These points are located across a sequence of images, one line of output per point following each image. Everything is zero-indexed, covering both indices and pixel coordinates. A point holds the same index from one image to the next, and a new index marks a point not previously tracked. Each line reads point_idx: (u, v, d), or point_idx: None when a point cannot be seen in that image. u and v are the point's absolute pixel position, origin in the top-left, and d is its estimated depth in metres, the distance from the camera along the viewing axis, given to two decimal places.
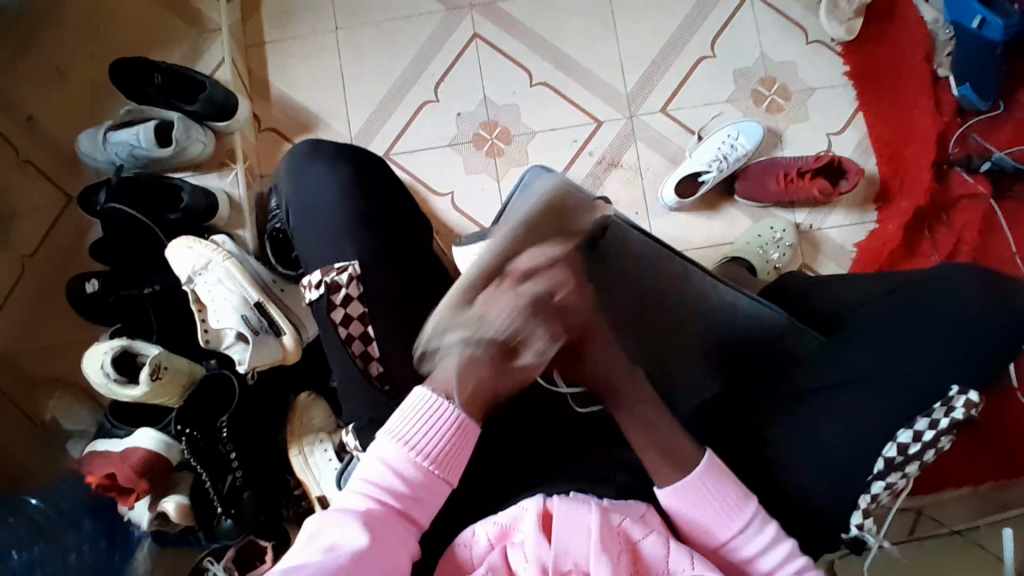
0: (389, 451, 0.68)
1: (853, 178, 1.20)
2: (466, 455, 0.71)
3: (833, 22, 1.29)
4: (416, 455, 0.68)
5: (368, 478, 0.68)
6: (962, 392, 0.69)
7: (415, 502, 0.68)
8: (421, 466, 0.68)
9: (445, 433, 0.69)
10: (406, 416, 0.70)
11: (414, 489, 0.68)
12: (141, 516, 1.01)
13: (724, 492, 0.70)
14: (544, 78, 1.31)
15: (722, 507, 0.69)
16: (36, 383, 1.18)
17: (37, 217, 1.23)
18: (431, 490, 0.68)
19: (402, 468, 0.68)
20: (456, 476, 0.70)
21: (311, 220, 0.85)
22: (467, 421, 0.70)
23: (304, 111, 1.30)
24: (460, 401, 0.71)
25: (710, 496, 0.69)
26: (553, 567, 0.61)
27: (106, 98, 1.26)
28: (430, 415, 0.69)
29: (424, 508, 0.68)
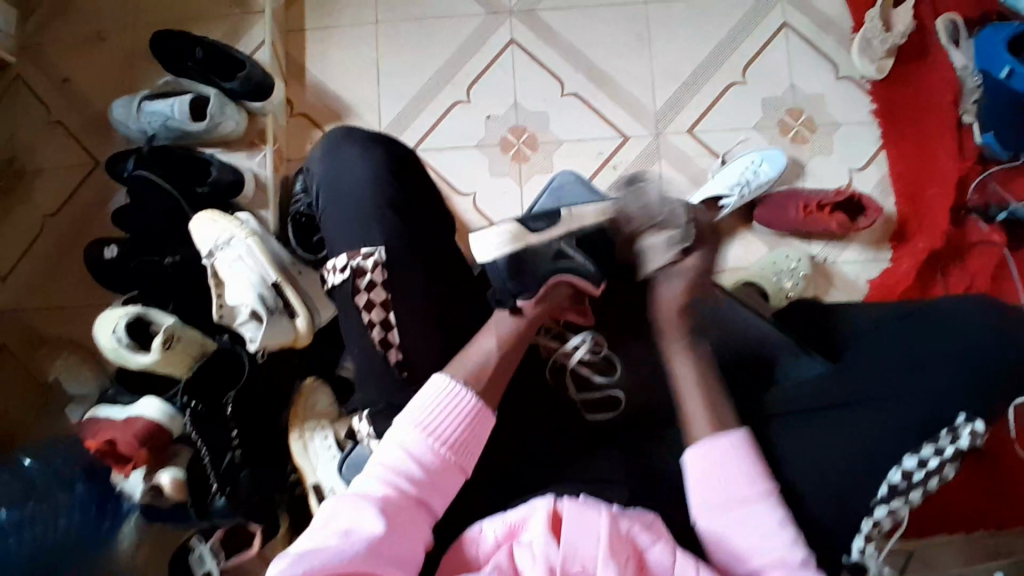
0: (409, 437, 0.71)
1: (874, 216, 1.22)
2: (479, 445, 0.74)
3: (864, 60, 1.31)
4: (434, 442, 0.71)
5: (387, 463, 0.70)
6: (969, 421, 0.70)
7: (431, 489, 0.70)
8: (438, 453, 0.71)
9: (461, 421, 0.73)
10: (425, 403, 0.73)
11: (430, 476, 0.70)
12: (134, 488, 0.99)
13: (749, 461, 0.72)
14: (576, 89, 1.33)
15: (746, 471, 0.71)
16: (44, 343, 1.18)
17: (62, 179, 1.24)
18: (446, 478, 0.71)
19: (420, 453, 0.70)
20: (470, 465, 0.73)
21: (343, 199, 0.86)
22: (483, 410, 0.74)
23: (336, 99, 1.31)
24: (477, 392, 0.74)
25: (741, 460, 0.72)
26: (561, 568, 0.62)
27: (141, 66, 1.27)
28: (449, 403, 0.73)
29: (440, 495, 0.70)
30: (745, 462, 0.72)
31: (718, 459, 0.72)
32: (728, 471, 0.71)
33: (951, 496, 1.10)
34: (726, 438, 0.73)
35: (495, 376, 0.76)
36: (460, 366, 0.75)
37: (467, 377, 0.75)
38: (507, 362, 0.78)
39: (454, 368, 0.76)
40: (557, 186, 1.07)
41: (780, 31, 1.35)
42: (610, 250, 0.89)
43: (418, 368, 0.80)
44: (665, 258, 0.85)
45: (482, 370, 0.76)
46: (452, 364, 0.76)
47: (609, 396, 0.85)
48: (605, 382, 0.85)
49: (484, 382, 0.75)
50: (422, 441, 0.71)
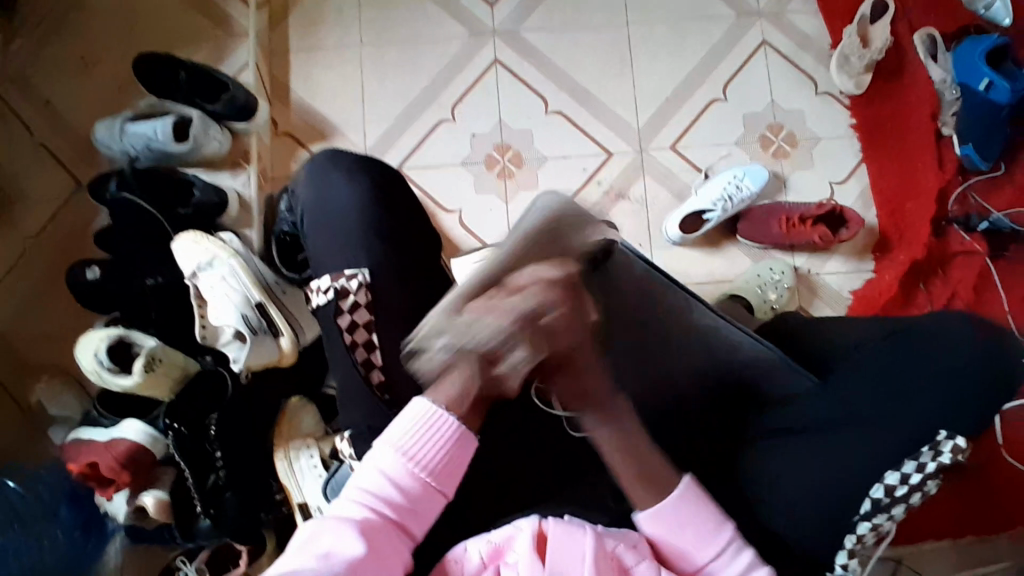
0: (388, 461, 0.70)
1: (854, 227, 1.23)
2: (461, 467, 0.73)
3: (842, 75, 1.33)
4: (413, 466, 0.70)
5: (365, 487, 0.69)
6: (951, 437, 0.68)
7: (410, 513, 0.69)
8: (419, 477, 0.70)
9: (442, 446, 0.71)
10: (404, 426, 0.71)
11: (410, 501, 0.69)
12: (118, 509, 0.98)
13: (704, 509, 0.71)
14: (560, 107, 1.34)
15: (699, 524, 0.70)
16: (26, 367, 1.17)
17: (44, 202, 1.23)
18: (426, 502, 0.70)
19: (399, 477, 0.69)
20: (450, 488, 0.72)
21: (326, 220, 0.86)
22: (466, 432, 0.72)
23: (322, 119, 1.32)
24: (459, 413, 0.73)
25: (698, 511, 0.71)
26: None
27: (127, 89, 1.27)
28: (428, 424, 0.71)
29: (419, 519, 0.70)
30: (700, 511, 0.71)
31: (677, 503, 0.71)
32: (688, 526, 0.71)
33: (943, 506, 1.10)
34: (671, 501, 0.71)
35: (481, 398, 0.74)
36: (441, 390, 0.73)
37: (447, 401, 0.73)
38: (490, 379, 0.78)
39: (435, 391, 0.74)
40: None
41: (760, 48, 1.38)
42: (534, 272, 0.74)
43: (401, 389, 0.80)
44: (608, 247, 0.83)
45: (465, 394, 0.73)
46: (434, 386, 0.74)
47: None
48: None
49: (468, 399, 0.75)
50: (400, 465, 0.70)
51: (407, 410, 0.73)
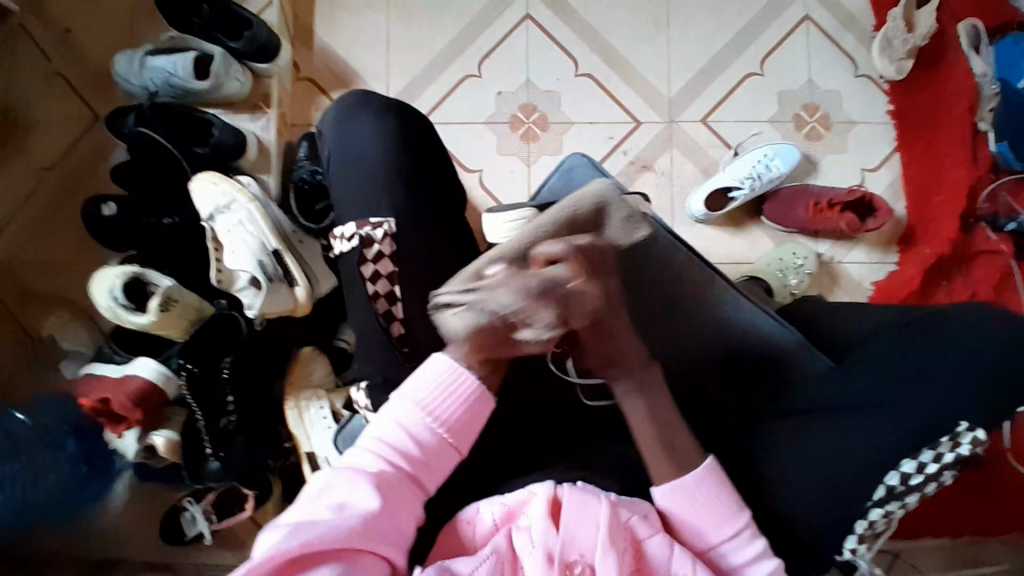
0: (405, 414, 0.70)
1: (882, 217, 1.20)
2: (479, 425, 0.73)
3: (884, 60, 1.28)
4: (431, 421, 0.70)
5: (381, 438, 0.69)
6: (971, 429, 0.68)
7: (424, 467, 0.69)
8: (435, 433, 0.70)
9: (460, 401, 0.71)
10: (425, 380, 0.71)
11: (426, 455, 0.70)
12: (128, 447, 0.99)
13: (719, 493, 0.69)
14: (590, 70, 1.30)
15: (716, 509, 0.69)
16: (38, 300, 1.16)
17: (59, 133, 1.21)
18: (440, 456, 0.70)
19: (416, 431, 0.70)
20: (466, 444, 0.72)
21: (351, 169, 0.84)
22: (483, 394, 0.72)
23: (345, 67, 1.28)
24: (478, 371, 0.73)
25: (713, 499, 0.69)
26: (559, 555, 0.63)
27: (146, 20, 1.23)
28: (445, 379, 0.71)
29: (431, 473, 0.70)
30: (715, 496, 0.69)
31: (687, 496, 0.69)
32: (698, 510, 0.69)
33: (946, 507, 1.10)
34: (693, 475, 0.69)
35: (499, 360, 0.76)
36: (461, 346, 0.74)
37: (469, 358, 0.73)
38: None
39: (454, 347, 0.73)
40: (569, 167, 1.02)
41: (801, 23, 1.32)
42: (556, 244, 0.68)
43: (418, 345, 0.80)
44: (626, 236, 0.73)
45: (487, 353, 0.74)
46: (455, 341, 0.73)
47: (610, 383, 0.82)
48: None
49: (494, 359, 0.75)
50: (418, 420, 0.70)
51: (423, 364, 0.74)
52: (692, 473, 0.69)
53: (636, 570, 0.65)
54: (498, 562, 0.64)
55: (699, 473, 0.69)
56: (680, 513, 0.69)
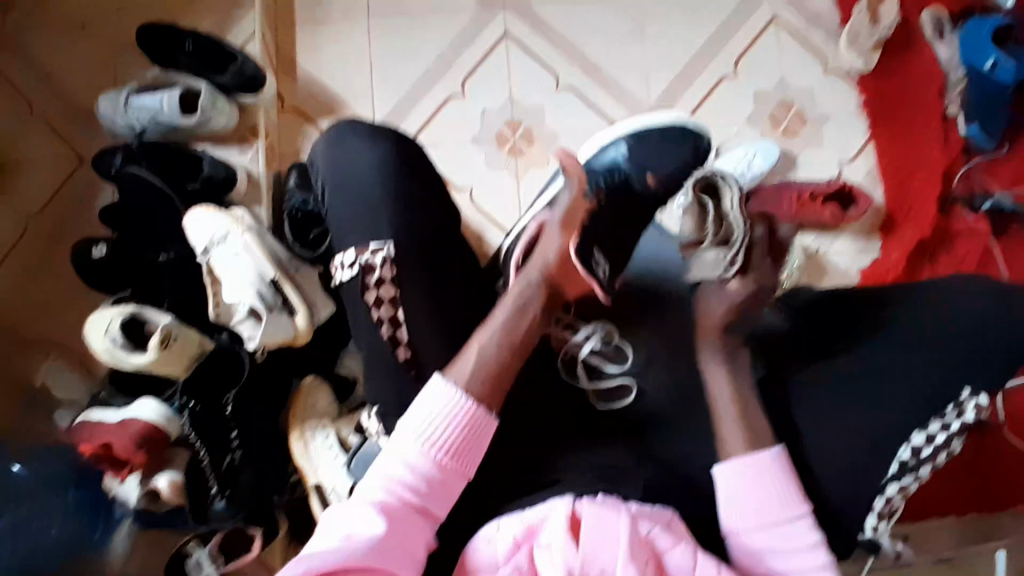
0: (409, 448, 0.70)
1: (862, 206, 1.26)
2: (481, 447, 0.72)
3: (852, 53, 1.33)
4: (434, 452, 0.70)
5: (388, 473, 0.69)
6: (974, 395, 0.74)
7: (431, 497, 0.69)
8: (441, 463, 0.70)
9: (457, 428, 0.71)
10: (425, 411, 0.71)
11: (433, 486, 0.70)
12: (129, 493, 0.96)
13: (787, 481, 0.73)
14: (570, 83, 1.33)
15: (782, 492, 0.72)
16: (28, 349, 1.13)
17: (44, 177, 1.19)
18: (447, 484, 0.70)
19: (417, 462, 0.69)
20: (470, 466, 0.72)
21: (346, 195, 0.83)
22: (482, 413, 0.72)
23: (329, 93, 1.29)
24: (473, 400, 0.72)
25: (780, 480, 0.72)
26: (580, 573, 0.62)
27: (127, 60, 1.23)
28: (444, 410, 0.71)
29: (440, 504, 0.70)
30: (783, 482, 0.72)
31: (758, 472, 0.72)
32: (768, 493, 0.72)
33: (954, 484, 1.13)
34: (771, 451, 0.74)
35: (503, 383, 0.74)
36: (459, 371, 0.73)
37: (466, 389, 0.72)
38: (517, 340, 0.77)
39: (454, 369, 0.74)
40: (561, 174, 1.06)
41: (770, 25, 1.37)
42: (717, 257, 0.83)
43: (424, 365, 0.79)
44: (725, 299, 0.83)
45: (484, 381, 0.73)
46: (454, 365, 0.73)
47: (620, 385, 0.85)
48: (618, 369, 0.85)
49: (507, 366, 0.75)
50: (421, 453, 0.70)
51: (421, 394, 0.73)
52: (768, 450, 0.74)
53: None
54: None
55: (774, 454, 0.74)
56: (730, 502, 0.73)
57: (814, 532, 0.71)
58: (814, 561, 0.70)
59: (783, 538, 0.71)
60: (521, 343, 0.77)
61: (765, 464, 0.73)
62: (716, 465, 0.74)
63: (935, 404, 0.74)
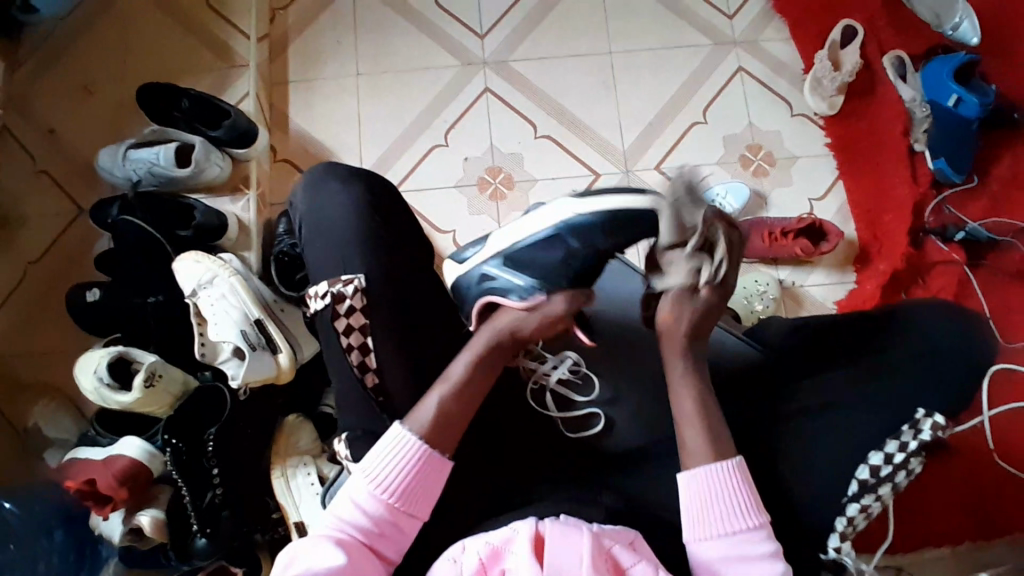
0: (358, 490, 0.72)
1: (833, 240, 1.29)
2: (433, 491, 0.74)
3: (816, 98, 1.40)
4: (381, 493, 0.72)
5: (339, 515, 0.72)
6: (929, 415, 0.77)
7: (383, 538, 0.71)
8: (391, 505, 0.72)
9: (409, 472, 0.73)
10: (376, 456, 0.73)
11: (385, 528, 0.72)
12: (113, 529, 0.97)
13: (740, 491, 0.73)
14: (548, 131, 1.40)
15: (736, 503, 0.73)
16: (23, 390, 1.17)
17: (46, 226, 1.26)
18: (399, 526, 0.72)
19: (368, 505, 0.72)
20: (423, 511, 0.73)
21: (322, 232, 0.88)
22: (434, 457, 0.74)
23: (321, 147, 1.37)
24: (428, 437, 0.74)
25: (735, 487, 0.73)
26: None
27: (129, 119, 1.31)
28: (396, 454, 0.73)
29: (389, 545, 0.72)
30: (737, 492, 0.73)
31: (714, 482, 0.73)
32: (720, 503, 0.73)
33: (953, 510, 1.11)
34: (730, 462, 0.74)
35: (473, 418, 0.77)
36: (417, 418, 0.75)
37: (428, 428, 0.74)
38: (477, 380, 0.78)
39: (413, 418, 0.76)
40: None
41: (736, 75, 1.45)
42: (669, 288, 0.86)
43: (396, 395, 0.81)
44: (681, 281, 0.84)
45: (440, 418, 0.75)
46: (414, 413, 0.75)
47: (588, 415, 0.87)
48: (585, 400, 0.88)
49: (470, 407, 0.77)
50: (369, 495, 0.72)
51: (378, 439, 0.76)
52: (728, 461, 0.75)
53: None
54: None
55: (733, 464, 0.75)
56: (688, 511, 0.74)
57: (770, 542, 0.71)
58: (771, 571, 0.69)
59: (739, 548, 0.71)
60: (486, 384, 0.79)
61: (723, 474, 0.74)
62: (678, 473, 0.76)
63: None
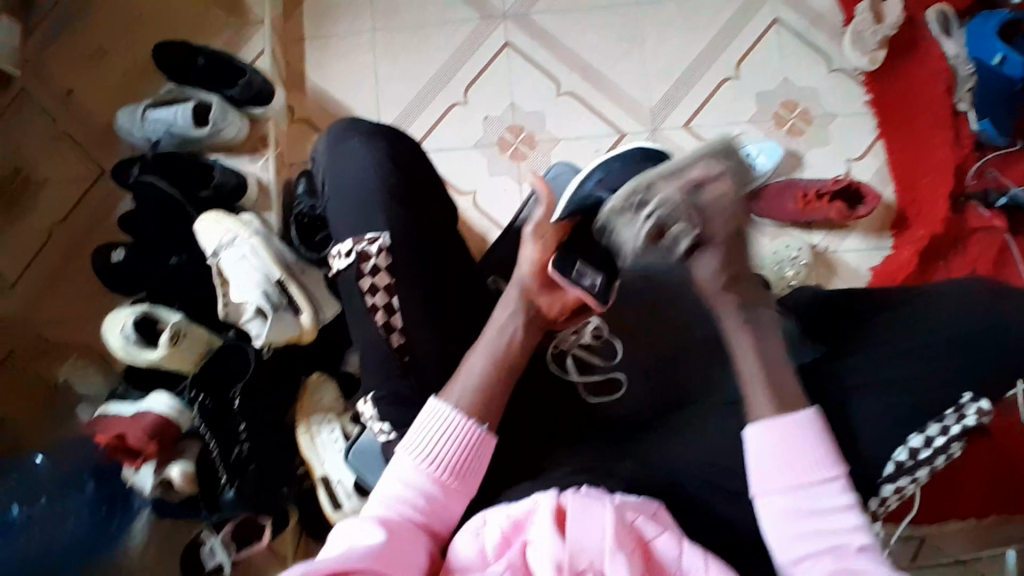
0: (407, 467, 0.73)
1: (871, 203, 1.24)
2: (481, 466, 0.75)
3: (856, 52, 1.32)
4: (431, 469, 0.73)
5: (389, 496, 0.72)
6: (974, 399, 0.72)
7: (435, 514, 0.72)
8: (439, 479, 0.72)
9: (458, 449, 0.74)
10: (423, 433, 0.74)
11: (436, 504, 0.72)
12: (144, 482, 0.99)
13: (817, 444, 0.70)
14: (571, 88, 1.35)
15: (813, 454, 0.70)
16: (54, 348, 1.20)
17: (70, 187, 1.26)
18: (449, 502, 0.73)
19: (420, 482, 0.72)
20: (472, 487, 0.74)
21: (339, 193, 0.86)
22: (481, 433, 0.74)
23: (339, 106, 1.34)
24: (464, 411, 0.74)
25: (809, 440, 0.70)
26: (569, 566, 0.61)
27: (147, 79, 1.30)
28: (444, 431, 0.74)
29: (440, 522, 0.72)
30: (813, 444, 0.70)
31: (786, 437, 0.71)
32: (795, 457, 0.70)
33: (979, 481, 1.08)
34: (803, 415, 0.71)
35: (496, 386, 0.76)
36: (452, 391, 0.76)
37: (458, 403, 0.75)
38: (510, 355, 0.78)
39: (448, 391, 0.76)
40: (553, 175, 1.06)
41: (771, 27, 1.37)
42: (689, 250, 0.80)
43: (418, 359, 0.80)
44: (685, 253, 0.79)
45: (467, 386, 0.76)
46: (448, 386, 0.76)
47: (610, 378, 0.87)
48: (606, 365, 0.87)
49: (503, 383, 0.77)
50: (420, 471, 0.73)
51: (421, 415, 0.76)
52: (800, 412, 0.72)
53: (646, 569, 0.64)
54: None
55: (805, 416, 0.72)
56: (757, 465, 0.71)
57: (848, 493, 0.69)
58: (847, 522, 0.68)
59: (813, 498, 0.69)
60: (515, 360, 0.78)
61: (796, 425, 0.71)
62: (743, 430, 0.73)
63: (935, 401, 0.72)
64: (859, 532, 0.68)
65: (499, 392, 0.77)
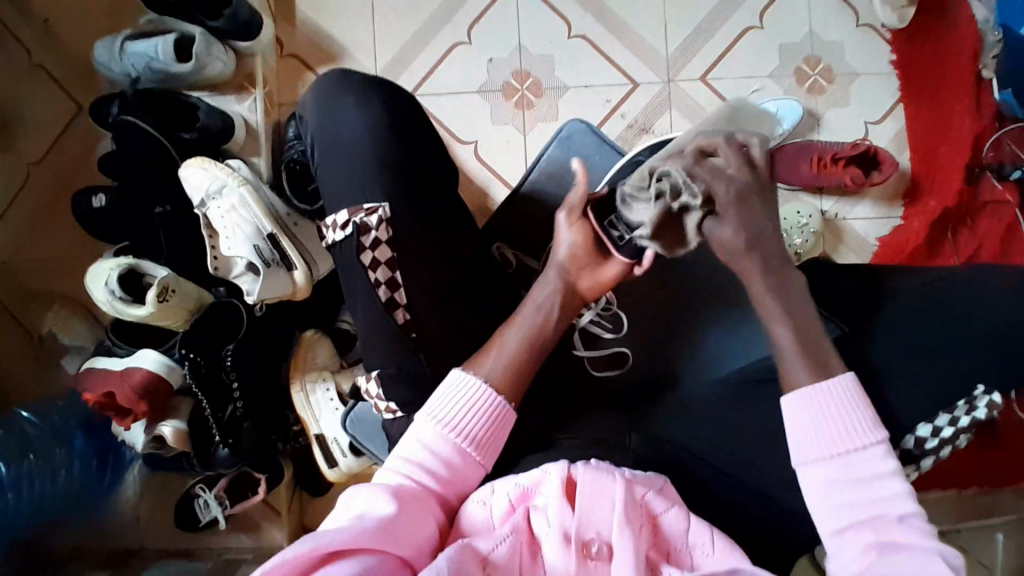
0: (428, 432, 0.70)
1: (887, 170, 1.18)
2: (502, 440, 0.73)
3: (886, 7, 1.23)
4: (452, 437, 0.70)
5: (407, 458, 0.69)
6: (987, 392, 0.72)
7: (452, 484, 0.69)
8: (462, 449, 0.70)
9: (481, 419, 0.72)
10: (446, 400, 0.72)
11: (454, 473, 0.70)
12: (136, 439, 0.99)
13: (858, 406, 0.67)
14: (583, 32, 1.26)
15: (856, 417, 0.67)
16: (39, 297, 1.15)
17: (45, 124, 1.18)
18: (467, 473, 0.70)
19: (440, 449, 0.70)
20: (491, 460, 0.72)
21: (335, 150, 0.80)
22: (503, 405, 0.72)
23: (333, 41, 1.24)
24: (493, 384, 0.73)
25: (851, 404, 0.67)
26: (576, 534, 0.62)
27: (122, 3, 1.19)
28: (468, 400, 0.72)
29: (456, 493, 0.70)
30: (853, 409, 0.67)
31: (828, 401, 0.68)
32: (838, 420, 0.67)
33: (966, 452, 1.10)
34: (839, 378, 0.69)
35: (511, 361, 0.74)
36: (479, 365, 0.74)
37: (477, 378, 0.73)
38: (528, 335, 0.76)
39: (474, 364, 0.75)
40: (567, 135, 1.08)
41: None
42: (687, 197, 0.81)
43: (423, 330, 0.77)
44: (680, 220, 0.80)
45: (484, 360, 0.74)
46: (475, 359, 0.75)
47: (614, 353, 0.94)
48: (613, 339, 0.96)
49: (509, 365, 0.74)
50: (441, 437, 0.70)
51: (444, 381, 0.74)
52: (840, 377, 0.69)
53: (653, 545, 0.64)
54: (517, 541, 0.62)
55: (845, 381, 0.69)
56: (797, 428, 0.68)
57: (892, 458, 0.65)
58: (891, 488, 0.64)
59: (857, 461, 0.65)
60: (536, 337, 0.76)
61: (833, 390, 0.68)
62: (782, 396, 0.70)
63: (943, 392, 0.73)
64: (902, 499, 0.63)
65: (524, 371, 0.75)
